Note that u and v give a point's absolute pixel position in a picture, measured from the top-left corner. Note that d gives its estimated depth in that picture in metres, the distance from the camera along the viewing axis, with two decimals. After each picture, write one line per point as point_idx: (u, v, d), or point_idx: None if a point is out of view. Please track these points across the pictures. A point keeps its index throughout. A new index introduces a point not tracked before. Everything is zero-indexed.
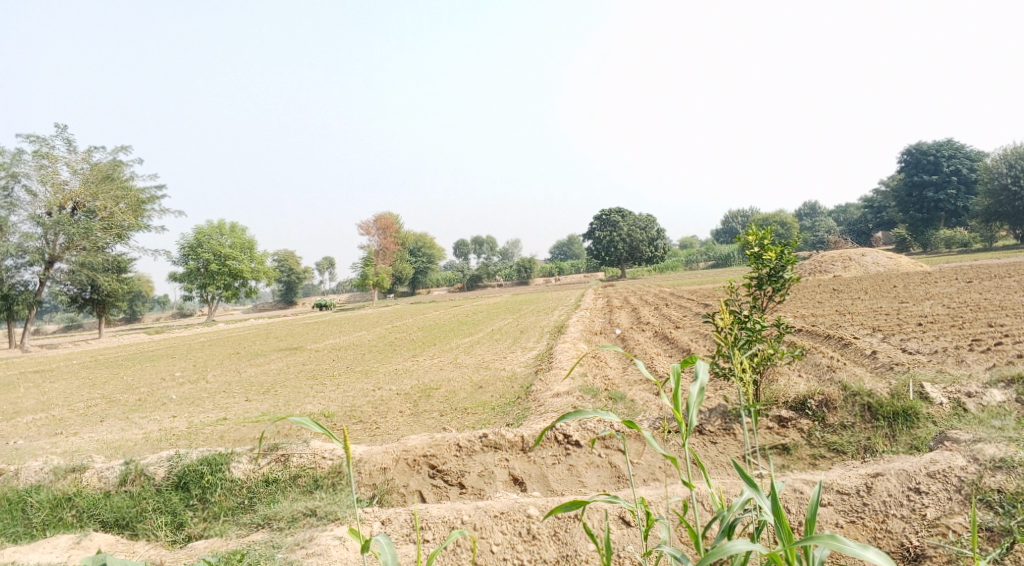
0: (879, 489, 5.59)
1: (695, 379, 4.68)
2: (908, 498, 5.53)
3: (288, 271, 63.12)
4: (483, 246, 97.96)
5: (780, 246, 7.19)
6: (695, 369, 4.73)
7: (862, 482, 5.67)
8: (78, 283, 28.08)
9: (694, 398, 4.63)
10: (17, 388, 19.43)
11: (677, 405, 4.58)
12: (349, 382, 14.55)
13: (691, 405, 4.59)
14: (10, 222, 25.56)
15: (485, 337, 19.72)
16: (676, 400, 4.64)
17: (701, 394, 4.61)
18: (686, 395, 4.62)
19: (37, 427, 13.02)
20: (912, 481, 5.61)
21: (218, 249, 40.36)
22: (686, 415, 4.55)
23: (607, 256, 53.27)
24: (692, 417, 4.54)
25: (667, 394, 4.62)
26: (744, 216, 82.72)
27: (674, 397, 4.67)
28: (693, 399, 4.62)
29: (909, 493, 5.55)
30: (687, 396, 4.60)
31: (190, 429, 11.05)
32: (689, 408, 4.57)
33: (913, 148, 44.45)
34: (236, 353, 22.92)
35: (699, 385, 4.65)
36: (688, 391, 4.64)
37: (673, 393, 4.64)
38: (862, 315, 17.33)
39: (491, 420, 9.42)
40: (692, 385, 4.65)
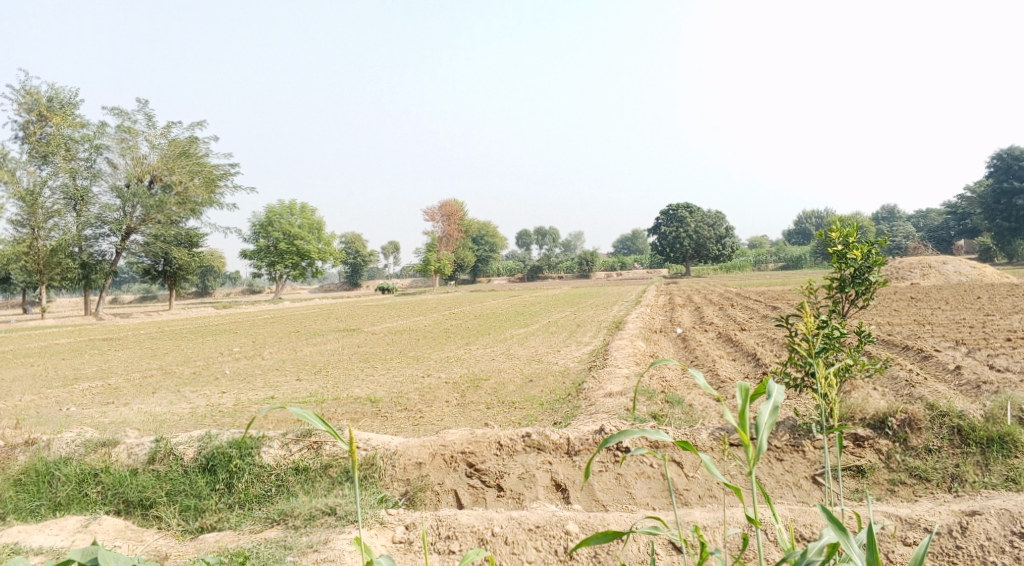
0: (975, 530, 4.89)
1: (768, 398, 4.13)
2: (1012, 543, 4.82)
3: (353, 253, 63.98)
4: (545, 237, 97.35)
5: (867, 245, 6.46)
6: (768, 390, 4.19)
7: (955, 521, 4.96)
8: (151, 255, 28.84)
9: (765, 419, 4.07)
10: (85, 354, 19.97)
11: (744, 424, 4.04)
12: (399, 367, 14.29)
13: (762, 425, 4.03)
14: (92, 193, 26.33)
15: (541, 329, 19.25)
16: (743, 420, 4.08)
17: (774, 415, 4.05)
18: (756, 414, 4.07)
19: (93, 396, 13.21)
20: (1015, 525, 4.89)
21: (287, 228, 41.02)
22: (755, 435, 3.98)
23: (672, 252, 52.02)
24: (762, 438, 3.97)
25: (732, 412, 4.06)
26: (819, 218, 79.70)
27: (742, 417, 4.13)
28: (764, 419, 4.06)
29: (1013, 537, 4.83)
30: (758, 415, 4.04)
31: (237, 407, 10.96)
32: (759, 429, 4.01)
33: (1005, 153, 41.82)
34: (296, 331, 23.09)
35: (771, 404, 4.10)
36: (759, 411, 4.08)
37: (741, 412, 4.09)
38: (944, 325, 16.15)
39: (537, 418, 8.96)
40: (764, 404, 4.10)
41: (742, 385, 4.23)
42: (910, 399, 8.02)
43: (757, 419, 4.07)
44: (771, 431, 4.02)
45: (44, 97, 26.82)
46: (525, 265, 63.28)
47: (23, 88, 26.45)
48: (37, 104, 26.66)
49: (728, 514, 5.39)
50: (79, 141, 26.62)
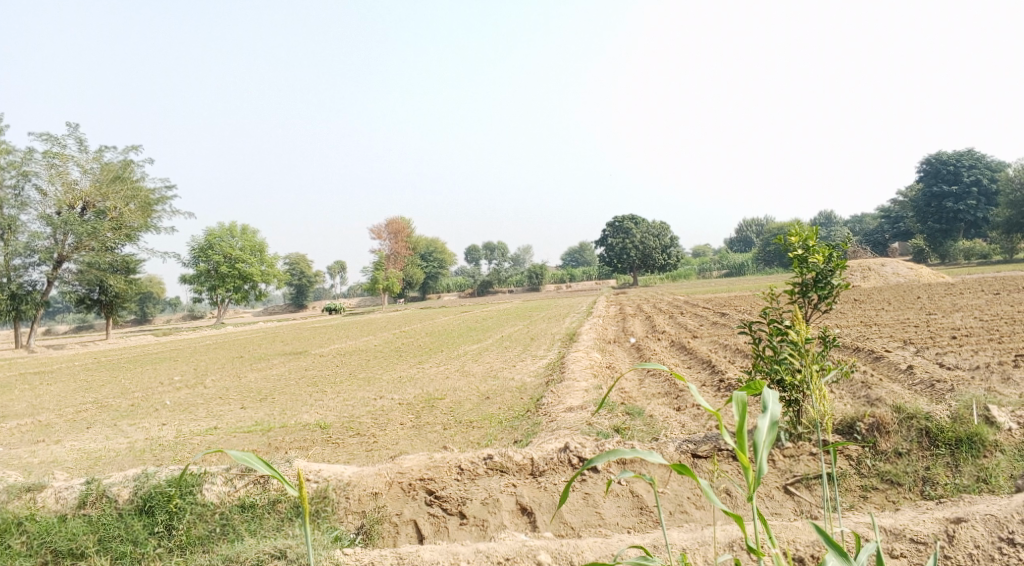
0: (963, 538, 4.87)
1: (765, 412, 4.00)
2: (1000, 551, 4.80)
3: (299, 274, 62.64)
4: (494, 252, 97.22)
5: (828, 248, 6.39)
6: (764, 401, 4.06)
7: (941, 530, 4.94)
8: (86, 283, 27.55)
9: (763, 437, 3.96)
10: (13, 390, 18.84)
11: (742, 445, 3.93)
12: (349, 390, 13.79)
13: (760, 445, 3.93)
14: (20, 221, 25.04)
15: (494, 344, 18.93)
16: (742, 439, 3.95)
17: (772, 431, 3.95)
18: (755, 433, 3.94)
19: (22, 434, 12.37)
20: (1002, 530, 4.89)
21: (229, 251, 39.81)
22: (755, 456, 3.89)
23: (619, 263, 52.38)
24: (760, 459, 3.90)
25: (732, 432, 3.90)
26: (759, 225, 81.54)
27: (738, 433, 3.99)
28: (763, 437, 3.95)
29: (1000, 545, 4.82)
30: (756, 434, 3.93)
31: (178, 440, 10.35)
32: (758, 450, 3.91)
33: (932, 158, 43.37)
34: (240, 357, 22.24)
35: (769, 419, 3.99)
36: (757, 428, 3.96)
37: (739, 430, 3.95)
38: (889, 326, 16.42)
39: (497, 437, 8.67)
40: (762, 418, 3.97)
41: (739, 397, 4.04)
42: (871, 402, 8.01)
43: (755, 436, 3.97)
44: (769, 448, 3.94)
45: None
46: (474, 281, 62.92)
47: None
48: None
49: (710, 534, 5.31)
50: (5, 168, 25.33)
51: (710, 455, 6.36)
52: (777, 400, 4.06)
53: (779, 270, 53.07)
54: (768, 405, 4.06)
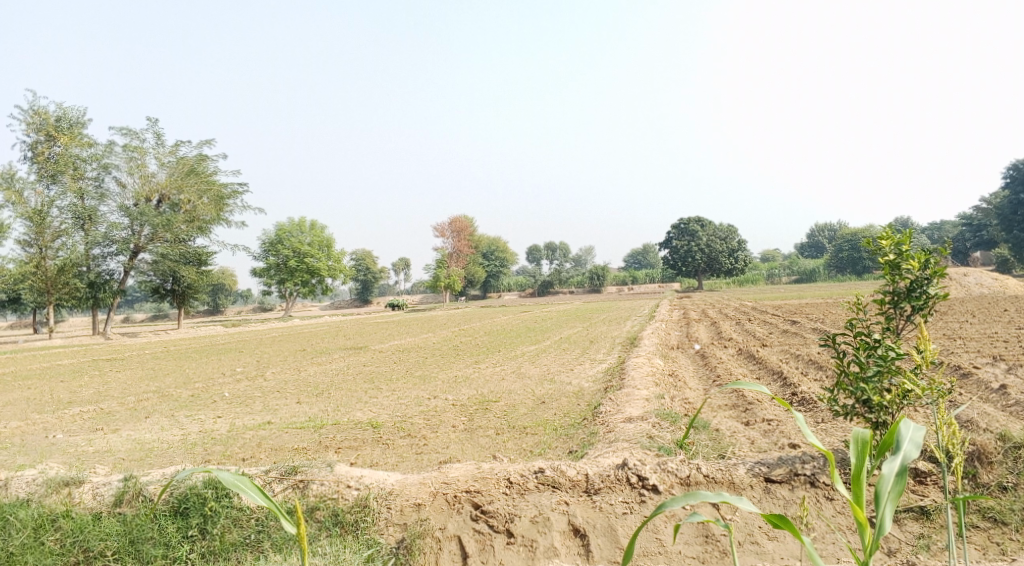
0: None
1: (891, 464, 3.92)
2: None
3: (364, 270, 63.49)
4: (556, 252, 96.76)
5: (924, 253, 5.72)
6: (894, 448, 3.96)
7: None
8: (159, 273, 28.28)
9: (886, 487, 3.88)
10: (83, 376, 19.34)
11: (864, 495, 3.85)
12: (403, 388, 13.55)
13: (884, 496, 3.84)
14: (100, 212, 25.81)
15: (553, 345, 18.47)
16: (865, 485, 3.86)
17: (896, 481, 3.89)
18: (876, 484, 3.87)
19: (84, 421, 12.53)
20: None
21: (297, 246, 40.43)
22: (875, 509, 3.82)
23: (683, 266, 51.17)
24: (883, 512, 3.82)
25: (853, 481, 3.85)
26: (832, 230, 78.72)
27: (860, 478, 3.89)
28: (885, 488, 3.87)
29: None
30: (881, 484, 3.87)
31: (230, 434, 10.24)
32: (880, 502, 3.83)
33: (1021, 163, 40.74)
34: (301, 350, 22.37)
35: (897, 467, 3.90)
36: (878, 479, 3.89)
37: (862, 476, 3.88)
38: (976, 340, 15.26)
39: (552, 446, 8.25)
40: (887, 469, 3.91)
41: (865, 439, 3.97)
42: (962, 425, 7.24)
43: (881, 486, 3.88)
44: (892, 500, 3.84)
45: (52, 116, 26.31)
46: (535, 281, 62.54)
47: (31, 108, 25.98)
48: (46, 124, 26.19)
49: None
50: (87, 160, 26.18)
51: (786, 479, 5.77)
52: (910, 449, 3.96)
53: (852, 278, 50.86)
54: (900, 449, 3.95)
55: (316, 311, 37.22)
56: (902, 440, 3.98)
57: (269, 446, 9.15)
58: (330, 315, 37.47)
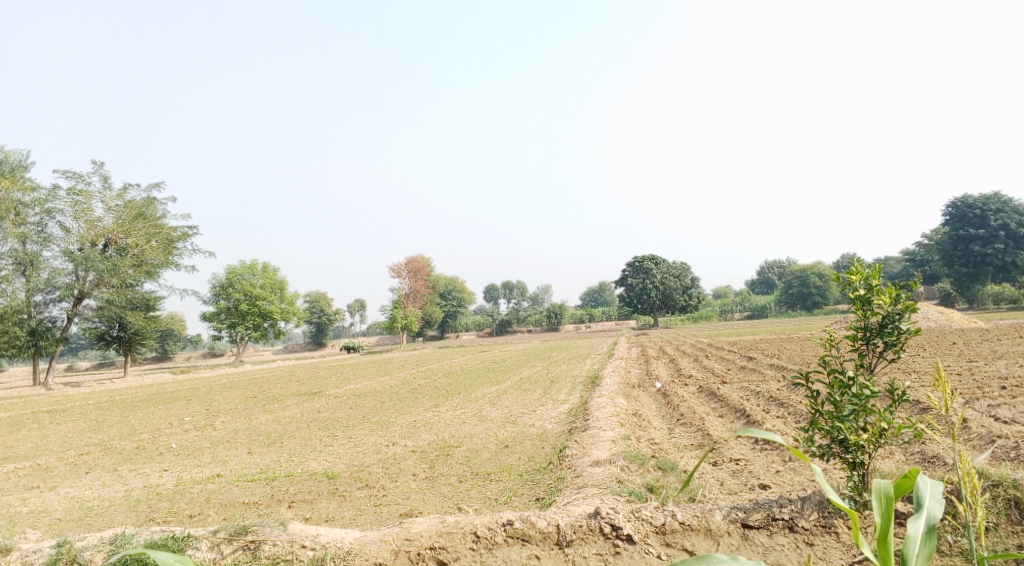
0: None
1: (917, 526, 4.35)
2: None
3: (318, 312, 62.36)
4: (513, 291, 96.71)
5: (894, 287, 5.70)
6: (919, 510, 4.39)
7: None
8: (105, 320, 27.21)
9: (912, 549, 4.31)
10: (20, 429, 18.30)
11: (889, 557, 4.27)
12: (361, 435, 13.08)
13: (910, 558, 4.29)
14: (42, 257, 24.81)
15: (514, 386, 18.18)
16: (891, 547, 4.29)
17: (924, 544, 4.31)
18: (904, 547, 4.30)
19: (18, 479, 11.74)
20: None
21: (249, 289, 39.49)
22: None
23: (639, 303, 51.50)
24: None
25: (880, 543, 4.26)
26: (781, 267, 80.44)
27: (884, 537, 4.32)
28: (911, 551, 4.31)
29: None
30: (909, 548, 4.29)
31: (177, 488, 9.66)
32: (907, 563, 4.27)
33: (958, 201, 42.29)
34: (253, 397, 21.58)
35: (921, 529, 4.34)
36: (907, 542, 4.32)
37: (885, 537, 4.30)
38: (930, 373, 15.48)
39: (518, 494, 7.95)
40: (914, 534, 4.33)
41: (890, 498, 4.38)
42: (926, 460, 7.21)
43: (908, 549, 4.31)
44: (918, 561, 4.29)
45: None
46: (493, 321, 62.20)
47: None
48: None
49: None
50: (30, 205, 25.23)
51: (764, 525, 5.61)
52: (934, 509, 4.39)
53: (803, 313, 51.85)
54: (925, 507, 4.39)
55: (267, 362, 36.13)
56: (926, 499, 4.41)
57: (218, 501, 8.63)
58: (281, 364, 36.45)
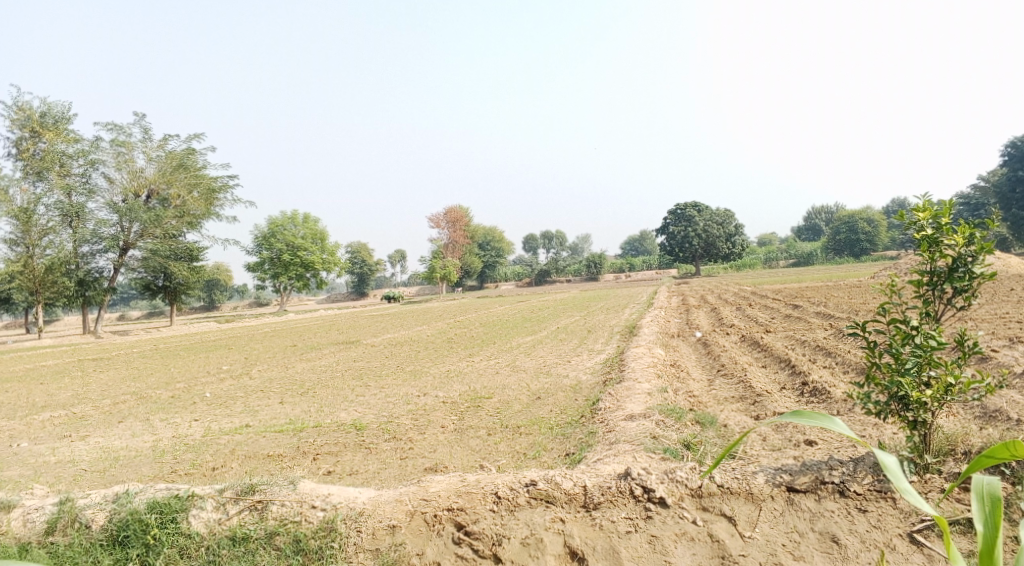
0: None
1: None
2: None
3: (360, 263, 62.64)
4: (552, 240, 95.99)
5: (968, 225, 5.04)
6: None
7: None
8: (150, 270, 27.45)
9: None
10: (64, 378, 18.56)
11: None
12: (392, 385, 12.84)
13: None
14: (87, 209, 24.90)
15: (549, 336, 17.76)
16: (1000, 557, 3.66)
17: None
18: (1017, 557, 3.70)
19: (54, 428, 11.80)
20: None
21: (291, 239, 39.60)
22: None
23: (681, 251, 50.45)
24: None
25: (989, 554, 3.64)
26: (828, 213, 78.08)
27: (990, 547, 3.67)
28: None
29: None
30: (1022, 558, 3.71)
31: (204, 439, 9.51)
32: None
33: (1019, 140, 39.81)
34: (292, 346, 21.57)
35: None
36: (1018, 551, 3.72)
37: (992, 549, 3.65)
38: (990, 321, 14.56)
39: (548, 448, 7.57)
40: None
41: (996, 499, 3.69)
42: (988, 415, 6.57)
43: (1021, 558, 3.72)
44: None
45: (36, 112, 25.26)
46: (532, 270, 61.71)
47: (14, 103, 24.90)
48: (30, 120, 25.10)
49: None
50: (74, 156, 25.22)
51: (811, 488, 5.11)
52: None
53: (851, 260, 50.23)
54: None
55: (308, 314, 36.31)
56: None
57: (242, 453, 8.43)
58: (324, 314, 36.66)
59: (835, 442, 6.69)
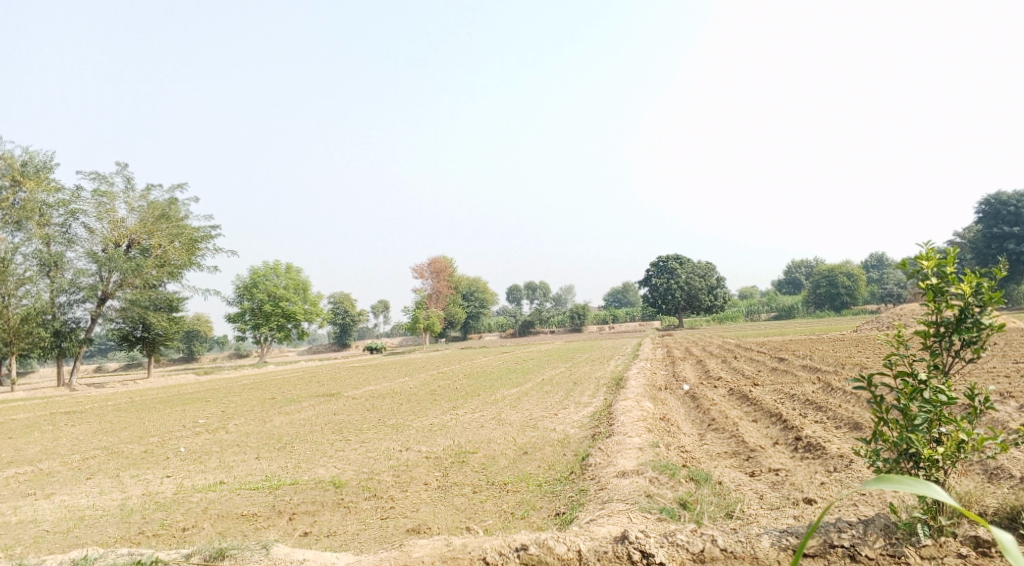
0: None
1: None
2: None
3: (342, 313, 62.08)
4: (536, 292, 95.92)
5: (974, 273, 4.94)
6: None
7: None
8: (128, 321, 26.87)
9: None
10: (33, 431, 17.88)
11: None
12: (374, 439, 12.42)
13: None
14: (66, 258, 24.48)
15: (535, 388, 17.41)
16: None
17: None
18: None
19: (18, 485, 11.25)
20: None
21: (272, 290, 39.16)
22: None
23: (664, 304, 50.47)
24: None
25: None
26: (808, 267, 78.86)
27: None
28: None
29: None
30: None
31: (176, 496, 9.04)
32: None
33: (992, 197, 40.42)
34: (271, 399, 21.01)
35: None
36: None
37: None
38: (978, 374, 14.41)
39: (537, 507, 7.24)
40: None
41: None
42: (992, 471, 6.32)
43: None
44: None
45: (18, 161, 24.97)
46: (516, 322, 61.41)
47: None
48: (11, 169, 24.78)
49: None
50: (55, 206, 24.91)
51: (820, 552, 4.85)
52: None
53: (831, 313, 50.45)
54: None
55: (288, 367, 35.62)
56: None
57: (215, 512, 7.99)
58: (303, 367, 36.03)
59: (836, 502, 6.44)
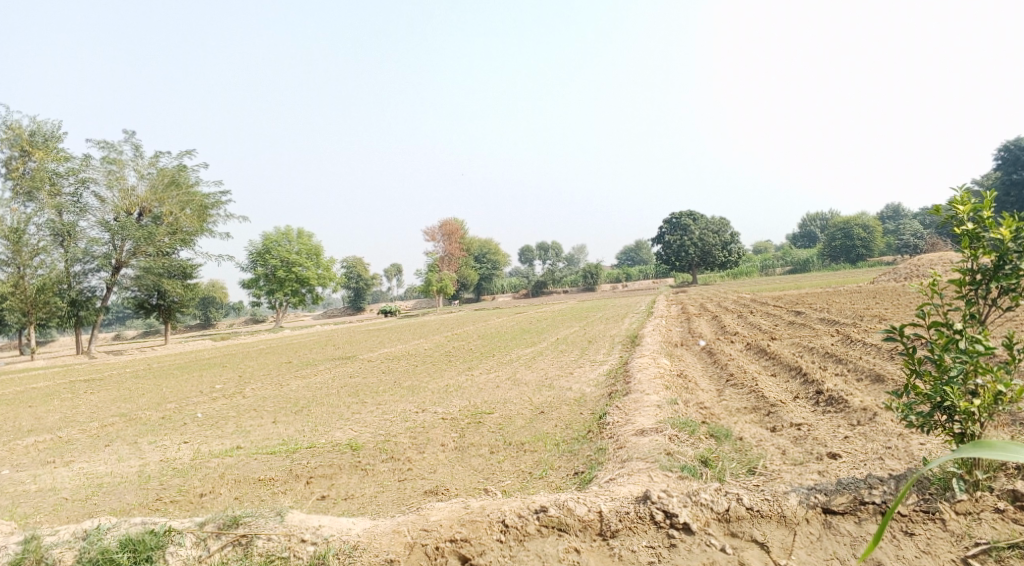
0: None
1: None
2: None
3: (356, 277, 62.14)
4: (548, 251, 95.53)
5: (1012, 217, 4.68)
6: None
7: None
8: (144, 288, 26.91)
9: None
10: (53, 400, 18.01)
11: None
12: (389, 402, 12.36)
13: None
14: (79, 227, 24.44)
15: (550, 348, 17.30)
16: None
17: None
18: None
19: (38, 453, 11.30)
20: None
21: (286, 255, 39.12)
22: None
23: (677, 261, 50.07)
24: None
25: None
26: (823, 220, 77.85)
27: None
28: None
29: None
30: None
31: (193, 462, 9.02)
32: None
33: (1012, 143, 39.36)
34: (287, 363, 21.05)
35: None
36: None
37: None
38: None
39: (555, 467, 7.13)
40: None
41: None
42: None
43: None
44: None
45: (26, 131, 24.76)
46: (529, 282, 61.27)
47: (3, 122, 24.45)
48: (20, 139, 24.60)
49: None
50: (65, 176, 24.74)
51: (850, 510, 4.76)
52: None
53: (847, 266, 49.89)
54: None
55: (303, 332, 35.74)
56: None
57: (232, 477, 7.93)
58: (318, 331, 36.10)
59: (862, 455, 6.28)
